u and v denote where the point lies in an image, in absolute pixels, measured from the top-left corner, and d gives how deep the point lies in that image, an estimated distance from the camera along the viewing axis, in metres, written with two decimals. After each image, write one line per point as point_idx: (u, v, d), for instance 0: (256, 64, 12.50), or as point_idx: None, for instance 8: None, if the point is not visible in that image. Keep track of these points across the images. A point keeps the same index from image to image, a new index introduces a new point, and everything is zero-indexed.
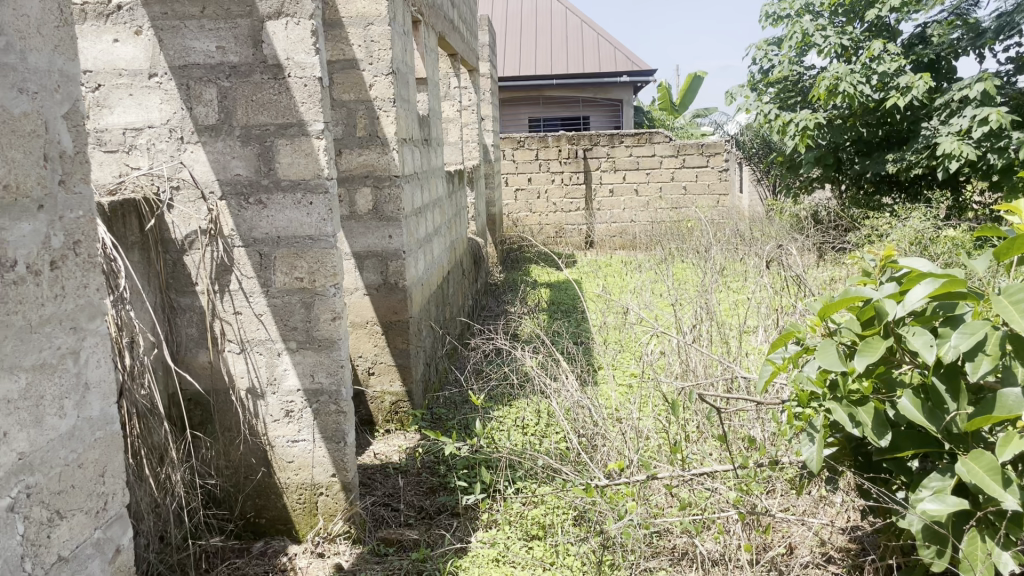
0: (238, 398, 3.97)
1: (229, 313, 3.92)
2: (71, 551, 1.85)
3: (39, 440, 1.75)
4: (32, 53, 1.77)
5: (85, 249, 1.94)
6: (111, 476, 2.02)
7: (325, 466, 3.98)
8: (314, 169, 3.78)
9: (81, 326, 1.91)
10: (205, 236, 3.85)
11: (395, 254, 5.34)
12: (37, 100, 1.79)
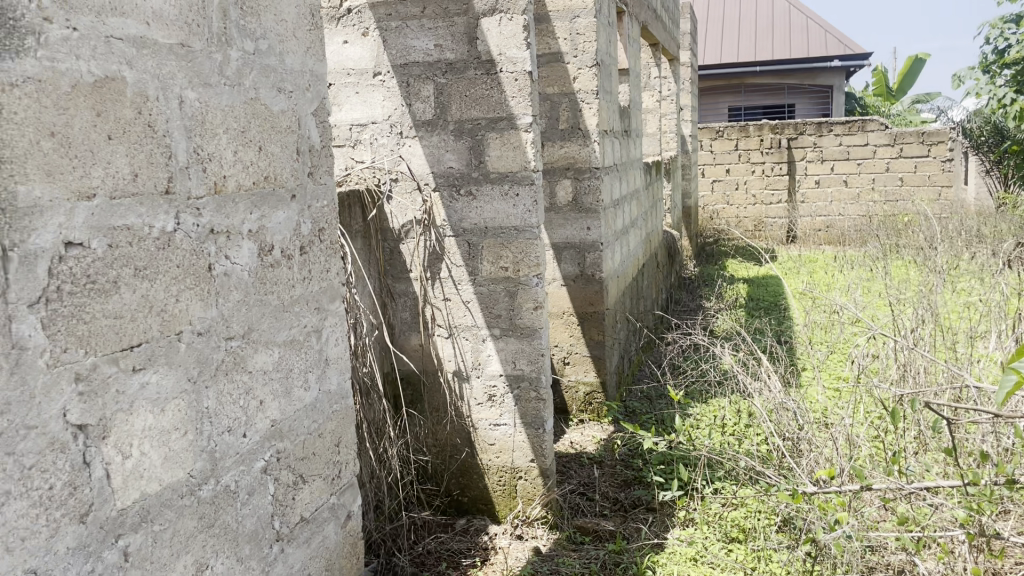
0: (446, 379, 4.15)
1: (439, 299, 4.10)
2: (312, 512, 2.01)
3: (287, 410, 1.90)
4: (289, 54, 1.93)
5: (328, 235, 2.10)
6: (345, 446, 2.18)
7: (525, 451, 4.08)
8: (522, 161, 3.86)
9: (323, 307, 2.07)
10: (419, 226, 4.05)
11: (593, 246, 5.36)
12: (292, 99, 1.95)
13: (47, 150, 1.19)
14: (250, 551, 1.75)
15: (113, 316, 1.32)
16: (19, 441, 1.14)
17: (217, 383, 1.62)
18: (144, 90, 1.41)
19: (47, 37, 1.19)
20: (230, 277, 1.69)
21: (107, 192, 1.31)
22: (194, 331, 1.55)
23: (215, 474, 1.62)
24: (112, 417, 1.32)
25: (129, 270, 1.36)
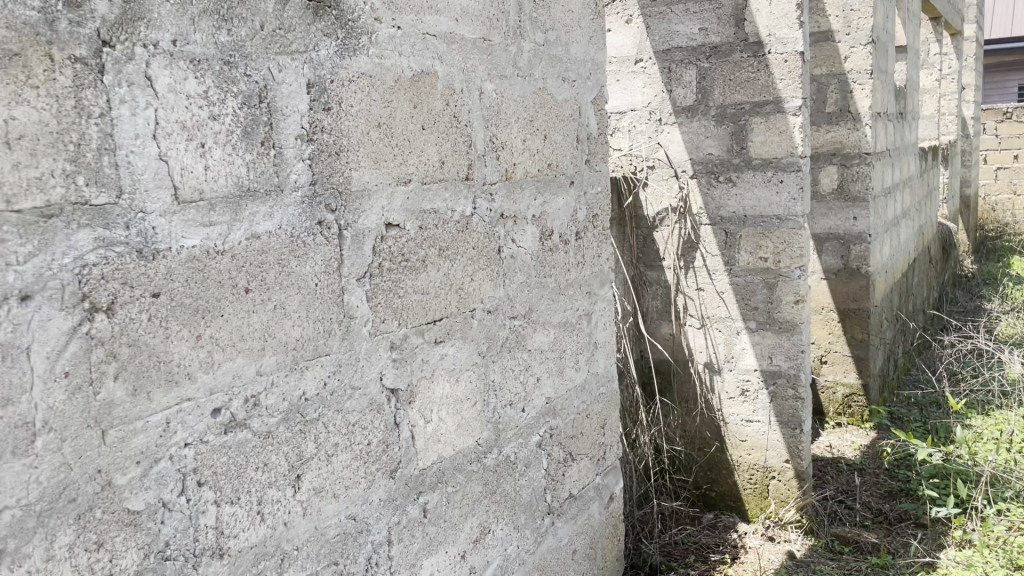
0: (696, 370, 4.05)
1: (692, 290, 4.00)
2: (579, 490, 2.05)
3: (560, 388, 1.96)
4: (574, 44, 1.98)
5: (601, 221, 2.14)
6: (610, 429, 2.21)
7: (779, 450, 3.92)
8: (787, 146, 3.70)
9: (594, 291, 2.11)
10: (675, 214, 3.97)
11: (859, 237, 4.99)
12: (575, 87, 2.00)
13: (375, 140, 1.28)
14: (525, 520, 1.82)
15: (421, 292, 1.43)
16: (347, 400, 1.24)
17: (501, 358, 1.71)
18: (451, 83, 1.50)
19: (377, 37, 1.28)
20: (516, 260, 1.77)
21: (420, 177, 1.41)
22: (485, 308, 1.64)
23: (497, 444, 1.71)
24: (418, 383, 1.42)
25: (435, 251, 1.47)
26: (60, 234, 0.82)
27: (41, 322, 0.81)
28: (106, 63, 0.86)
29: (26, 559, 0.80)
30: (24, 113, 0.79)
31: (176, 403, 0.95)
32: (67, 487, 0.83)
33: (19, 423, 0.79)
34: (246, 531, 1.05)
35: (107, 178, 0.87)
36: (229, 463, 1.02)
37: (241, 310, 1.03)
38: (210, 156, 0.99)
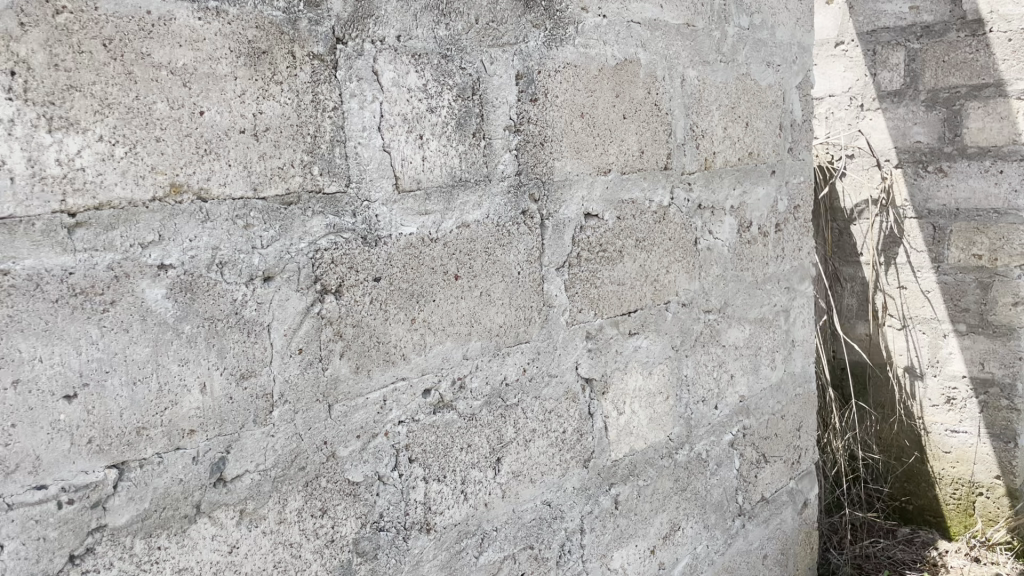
0: (895, 375, 3.31)
1: (892, 288, 3.24)
2: (771, 493, 1.91)
3: (755, 387, 1.81)
4: (780, 27, 1.83)
5: (803, 214, 1.96)
6: (806, 431, 2.05)
7: (989, 465, 3.15)
8: (1012, 132, 2.90)
9: (793, 286, 1.94)
10: (876, 206, 3.22)
11: None
12: (780, 72, 1.84)
13: (578, 130, 1.25)
14: (715, 519, 1.69)
15: (617, 283, 1.37)
16: (544, 387, 1.23)
17: (695, 354, 1.57)
18: (654, 71, 1.41)
19: (583, 27, 1.25)
20: (713, 253, 1.61)
21: (619, 167, 1.34)
22: (680, 302, 1.52)
23: (690, 441, 1.58)
24: (611, 375, 1.36)
25: (632, 241, 1.39)
26: (298, 221, 0.87)
27: (280, 302, 0.86)
28: (340, 59, 0.91)
29: (263, 519, 0.86)
30: (271, 108, 0.83)
31: (392, 381, 1.00)
32: (298, 456, 0.89)
33: (261, 394, 0.85)
34: (451, 508, 1.09)
35: (337, 168, 0.91)
36: (438, 441, 1.06)
37: (451, 296, 1.07)
38: (427, 147, 1.02)
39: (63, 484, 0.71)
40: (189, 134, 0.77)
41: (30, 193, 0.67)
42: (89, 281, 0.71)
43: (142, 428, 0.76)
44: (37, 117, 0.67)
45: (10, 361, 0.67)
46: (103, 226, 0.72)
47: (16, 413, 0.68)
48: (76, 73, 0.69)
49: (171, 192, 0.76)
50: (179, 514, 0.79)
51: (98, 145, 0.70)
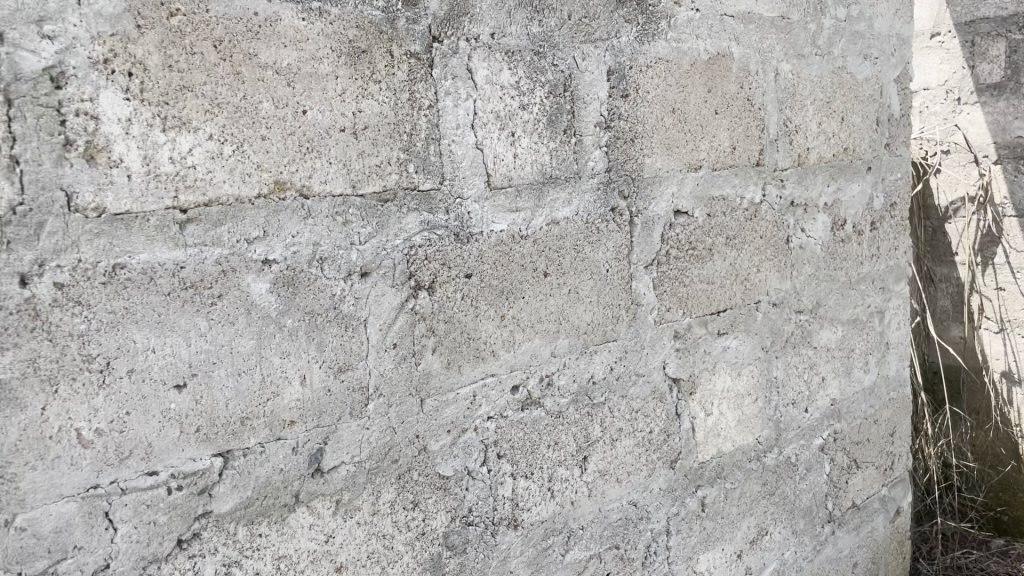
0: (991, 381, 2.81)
1: (989, 289, 2.76)
2: (863, 500, 1.85)
3: (847, 391, 1.75)
4: (878, 19, 1.76)
5: (901, 212, 1.88)
6: (900, 437, 1.97)
7: None
8: None
9: (889, 287, 1.87)
10: (971, 205, 2.73)
11: None
12: (878, 65, 1.77)
13: (669, 126, 1.20)
14: (804, 525, 1.64)
15: (707, 281, 1.31)
16: (631, 386, 1.19)
17: (786, 355, 1.53)
18: (748, 65, 1.37)
19: (676, 20, 1.21)
20: (805, 251, 1.57)
21: (710, 164, 1.29)
22: (770, 302, 1.47)
23: (778, 444, 1.54)
24: (699, 375, 1.31)
25: (722, 240, 1.33)
26: (394, 217, 0.89)
27: (376, 297, 0.87)
28: (436, 58, 0.91)
29: (357, 510, 0.88)
30: (370, 107, 0.85)
31: (482, 377, 1.00)
32: (392, 449, 0.90)
33: (357, 387, 0.87)
34: (538, 505, 1.07)
35: (432, 166, 0.92)
36: (526, 438, 1.06)
37: (539, 293, 1.05)
38: (519, 144, 1.01)
39: (172, 470, 0.74)
40: (293, 132, 0.78)
41: (146, 189, 0.69)
42: (198, 275, 0.73)
43: (246, 418, 0.78)
44: (152, 117, 0.69)
45: (126, 351, 0.70)
46: (212, 222, 0.74)
47: (130, 401, 0.70)
48: (189, 74, 0.71)
49: (275, 189, 0.78)
50: (279, 502, 0.81)
51: (208, 143, 0.73)
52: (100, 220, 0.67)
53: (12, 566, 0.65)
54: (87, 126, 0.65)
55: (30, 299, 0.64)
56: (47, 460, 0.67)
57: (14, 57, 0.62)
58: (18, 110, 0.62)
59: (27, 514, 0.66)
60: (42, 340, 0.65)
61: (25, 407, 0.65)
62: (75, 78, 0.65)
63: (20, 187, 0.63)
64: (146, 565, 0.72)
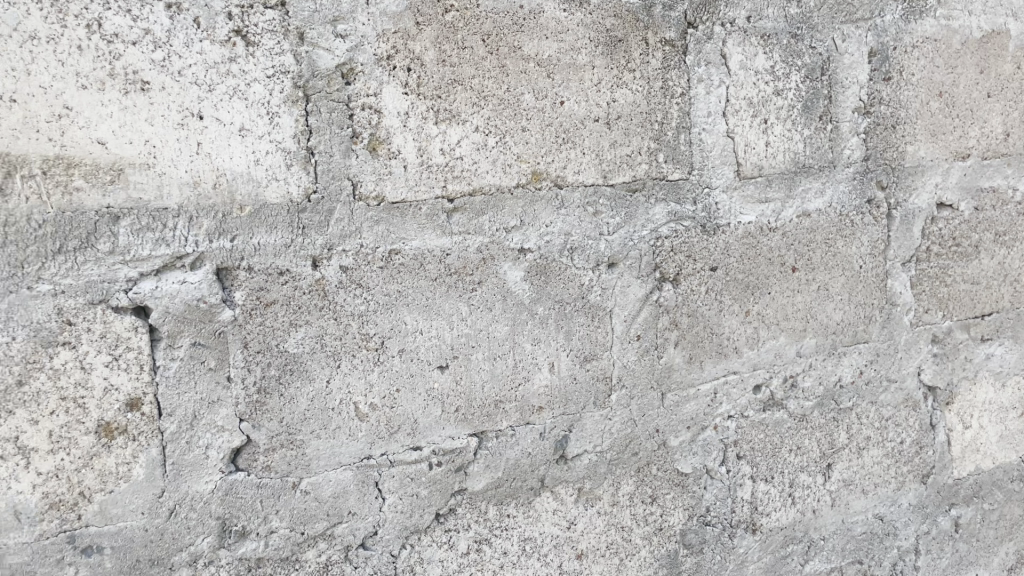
0: None
1: None
2: None
3: None
4: None
5: None
6: None
7: None
8: None
9: None
10: None
11: None
12: None
13: (935, 111, 1.07)
14: None
15: (972, 282, 1.16)
16: (881, 392, 1.10)
17: None
18: None
19: None
20: None
21: (980, 152, 1.13)
22: None
23: None
24: (958, 384, 1.19)
25: (990, 236, 1.16)
26: (642, 208, 0.86)
27: (622, 289, 0.86)
28: (690, 44, 0.87)
29: (599, 499, 0.88)
30: (623, 95, 0.82)
31: (722, 374, 0.95)
32: (633, 441, 0.89)
33: (603, 377, 0.86)
34: (778, 511, 1.02)
35: (682, 156, 0.88)
36: (767, 440, 1.00)
37: (787, 289, 0.97)
38: (772, 132, 0.94)
39: (433, 447, 0.77)
40: (551, 123, 0.79)
41: (419, 179, 0.73)
42: (462, 262, 0.76)
43: (498, 401, 0.80)
44: (427, 110, 0.72)
45: (398, 332, 0.74)
46: (475, 210, 0.76)
47: (400, 378, 0.75)
48: (459, 68, 0.73)
49: (532, 179, 0.79)
50: (526, 485, 0.83)
51: (474, 135, 0.75)
52: (379, 208, 0.71)
53: (298, 525, 0.71)
54: (371, 120, 0.70)
55: (320, 281, 0.69)
56: (329, 430, 0.72)
57: (312, 55, 0.67)
58: (314, 105, 0.67)
59: (311, 478, 0.72)
60: (329, 318, 0.70)
61: (313, 379, 0.70)
62: (363, 74, 0.69)
63: (315, 176, 0.68)
64: (408, 535, 0.77)
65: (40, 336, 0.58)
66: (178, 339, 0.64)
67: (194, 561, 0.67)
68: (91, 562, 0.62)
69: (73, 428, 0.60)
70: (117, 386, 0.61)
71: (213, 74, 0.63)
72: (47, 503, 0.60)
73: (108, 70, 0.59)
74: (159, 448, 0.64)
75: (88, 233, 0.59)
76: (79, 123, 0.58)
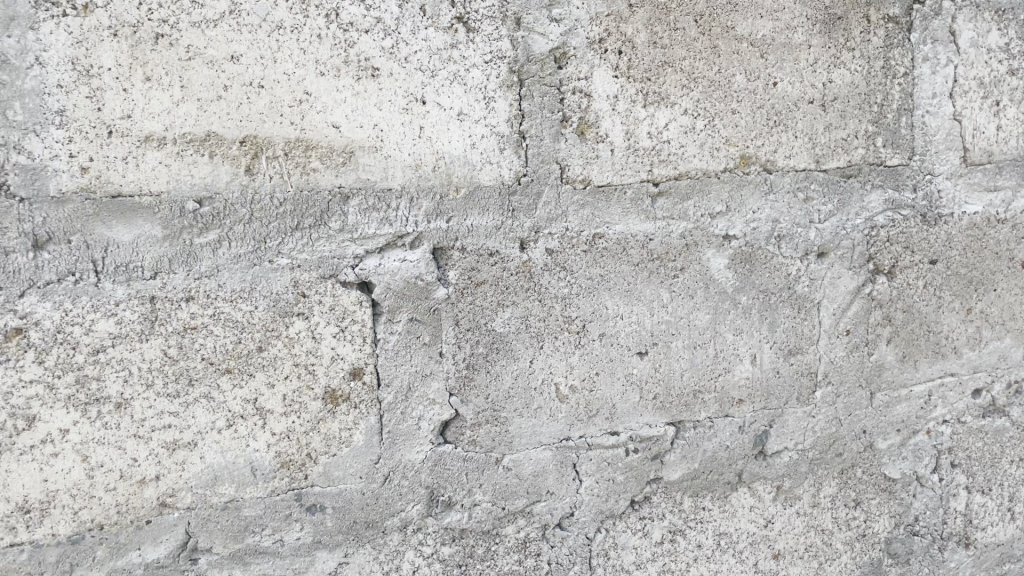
0: None
1: None
2: None
3: None
4: None
5: None
6: None
7: None
8: None
9: None
10: None
11: None
12: None
13: None
14: None
15: None
16: None
17: None
18: None
19: None
20: None
21: None
22: None
23: None
24: None
25: None
26: (856, 195, 0.81)
27: (832, 280, 0.82)
28: (915, 20, 0.81)
29: (798, 499, 0.84)
30: (841, 76, 0.78)
31: (938, 376, 0.88)
32: (837, 441, 0.85)
33: (808, 371, 0.83)
34: (995, 526, 0.94)
35: (902, 140, 0.82)
36: (986, 449, 0.92)
37: (1016, 286, 0.89)
38: (1004, 115, 0.86)
39: (631, 433, 0.77)
40: (763, 105, 0.75)
41: (626, 162, 0.72)
42: (665, 247, 0.74)
43: (698, 391, 0.78)
44: (637, 93, 0.71)
45: (599, 315, 0.74)
46: (680, 195, 0.74)
47: (599, 362, 0.75)
48: (671, 50, 0.72)
49: (740, 164, 0.76)
50: (723, 479, 0.81)
51: (683, 118, 0.73)
52: (586, 191, 0.71)
53: (499, 500, 0.73)
54: (581, 103, 0.70)
55: (527, 263, 0.70)
56: (531, 409, 0.73)
57: (527, 40, 0.68)
58: (528, 90, 0.68)
59: (513, 455, 0.73)
60: (534, 300, 0.71)
61: (517, 358, 0.72)
62: (576, 57, 0.69)
63: (526, 160, 0.69)
64: (603, 519, 0.77)
65: (278, 306, 0.63)
66: (397, 315, 0.67)
67: (404, 527, 0.70)
68: (314, 519, 0.67)
69: (303, 393, 0.64)
70: (342, 355, 0.65)
71: (436, 60, 0.65)
72: (279, 461, 0.65)
73: (343, 58, 0.62)
74: (376, 416, 0.68)
75: (321, 211, 0.63)
76: (317, 108, 0.62)
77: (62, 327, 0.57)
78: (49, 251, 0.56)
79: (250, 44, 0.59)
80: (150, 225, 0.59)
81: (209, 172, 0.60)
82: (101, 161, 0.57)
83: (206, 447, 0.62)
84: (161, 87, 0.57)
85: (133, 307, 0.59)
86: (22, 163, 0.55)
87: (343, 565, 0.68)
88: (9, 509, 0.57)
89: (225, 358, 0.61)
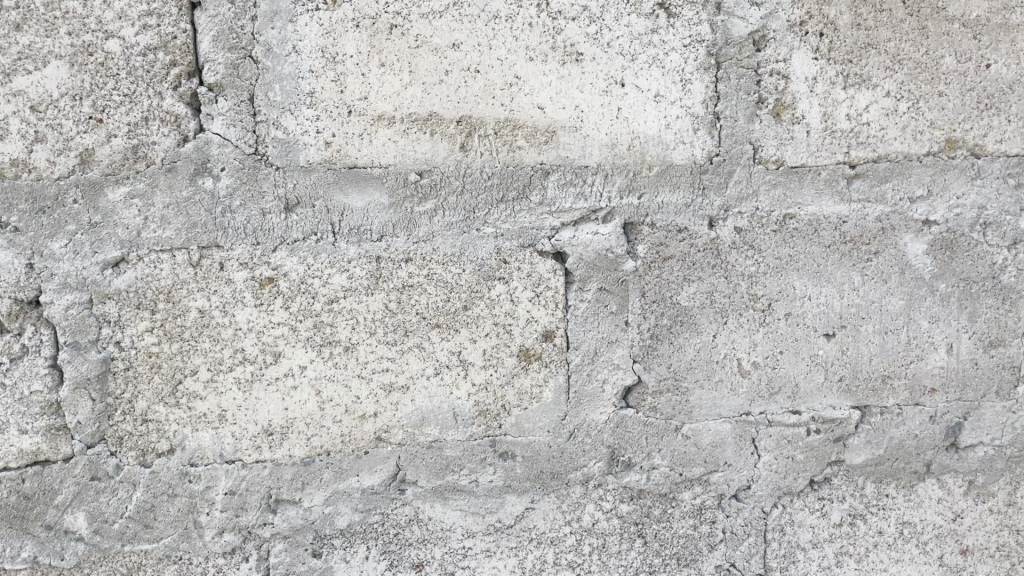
0: None
1: None
2: None
3: None
4: None
5: None
6: None
7: None
8: None
9: None
10: None
11: None
12: None
13: None
14: None
15: None
16: None
17: None
18: None
19: None
20: None
21: None
22: None
23: None
24: None
25: None
26: None
27: None
28: None
29: (991, 496, 0.82)
30: None
31: None
32: None
33: (1009, 365, 0.79)
34: None
35: None
36: None
37: None
38: None
39: (814, 414, 0.77)
40: (973, 87, 0.73)
41: (822, 144, 0.73)
42: (859, 230, 0.74)
43: (887, 377, 0.78)
44: (837, 75, 0.71)
45: (786, 295, 0.75)
46: (878, 178, 0.74)
47: (784, 341, 0.76)
48: (875, 32, 0.71)
49: (945, 148, 0.74)
50: (909, 468, 0.80)
51: (885, 100, 0.72)
52: (778, 172, 0.73)
53: (677, 466, 0.76)
54: (778, 85, 0.71)
55: (715, 240, 0.73)
56: (712, 381, 0.76)
57: (727, 23, 0.70)
58: (725, 72, 0.71)
59: (692, 425, 0.76)
60: (720, 276, 0.74)
61: (701, 331, 0.74)
62: (774, 40, 0.70)
63: (719, 140, 0.72)
64: (780, 495, 0.78)
65: (483, 270, 0.69)
66: (588, 284, 0.72)
67: (586, 481, 0.75)
68: (506, 466, 0.73)
69: (501, 350, 0.71)
70: (537, 318, 0.71)
71: (636, 45, 0.69)
72: (477, 410, 0.72)
73: (551, 44, 0.67)
74: (565, 376, 0.73)
75: (524, 185, 0.69)
76: (525, 90, 0.68)
77: (305, 279, 0.66)
78: (297, 213, 0.66)
79: (470, 32, 0.66)
80: (378, 194, 0.67)
81: (430, 147, 0.67)
82: (342, 136, 0.66)
83: (417, 392, 0.70)
84: (393, 72, 0.65)
85: (362, 265, 0.67)
86: (279, 137, 0.65)
87: (530, 510, 0.74)
88: (256, 430, 0.68)
89: (436, 313, 0.69)
